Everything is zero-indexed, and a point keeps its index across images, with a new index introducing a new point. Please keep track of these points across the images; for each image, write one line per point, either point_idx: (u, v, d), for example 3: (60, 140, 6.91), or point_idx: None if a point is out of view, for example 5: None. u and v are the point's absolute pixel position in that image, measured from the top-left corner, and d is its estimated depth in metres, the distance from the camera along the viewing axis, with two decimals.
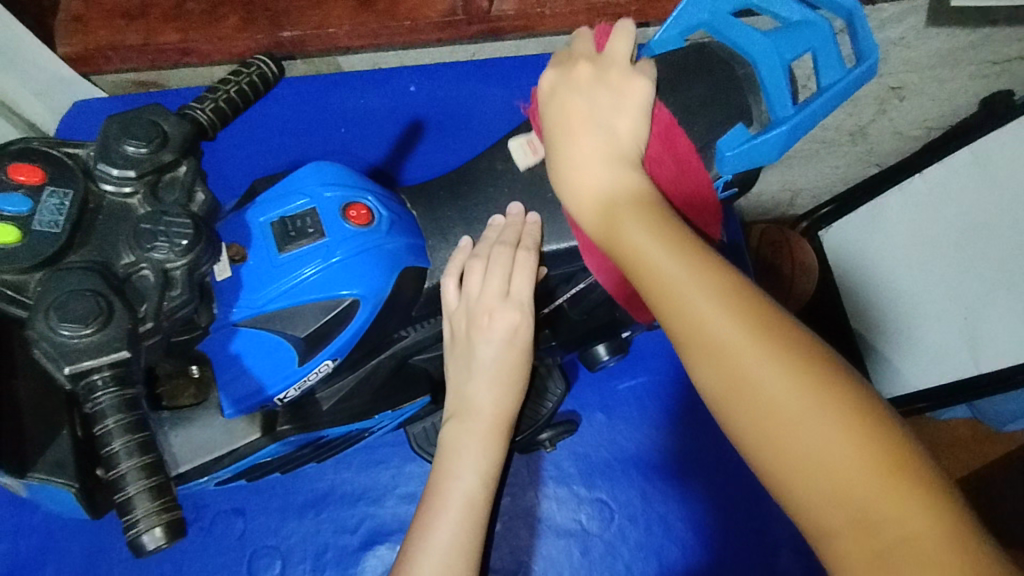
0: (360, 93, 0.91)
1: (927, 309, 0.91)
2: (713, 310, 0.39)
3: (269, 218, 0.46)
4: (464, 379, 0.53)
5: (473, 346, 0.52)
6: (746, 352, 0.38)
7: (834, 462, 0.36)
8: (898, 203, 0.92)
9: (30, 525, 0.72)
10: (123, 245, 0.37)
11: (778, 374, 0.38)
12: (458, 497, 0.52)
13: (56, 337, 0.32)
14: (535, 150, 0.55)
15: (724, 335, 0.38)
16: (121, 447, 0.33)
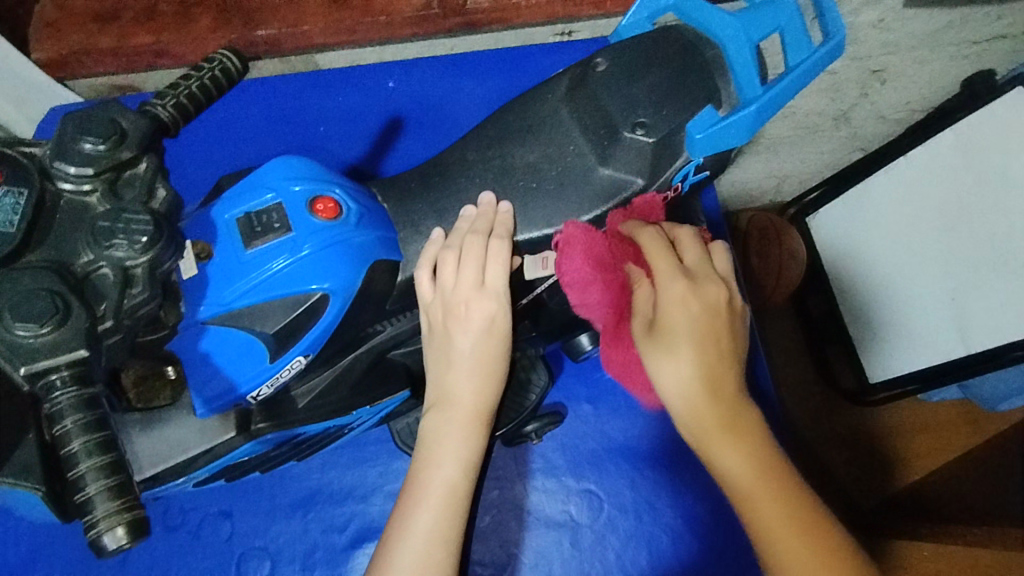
0: (338, 92, 0.90)
1: (918, 290, 0.88)
2: (733, 445, 0.48)
3: (234, 214, 0.45)
4: (441, 370, 0.53)
5: (449, 337, 0.52)
6: (759, 490, 0.47)
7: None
8: (884, 183, 0.91)
9: (16, 532, 0.71)
10: (81, 244, 0.37)
11: (770, 497, 0.47)
12: (438, 489, 0.52)
13: (10, 337, 0.32)
14: (506, 139, 0.54)
15: (738, 475, 0.47)
16: (80, 448, 0.32)
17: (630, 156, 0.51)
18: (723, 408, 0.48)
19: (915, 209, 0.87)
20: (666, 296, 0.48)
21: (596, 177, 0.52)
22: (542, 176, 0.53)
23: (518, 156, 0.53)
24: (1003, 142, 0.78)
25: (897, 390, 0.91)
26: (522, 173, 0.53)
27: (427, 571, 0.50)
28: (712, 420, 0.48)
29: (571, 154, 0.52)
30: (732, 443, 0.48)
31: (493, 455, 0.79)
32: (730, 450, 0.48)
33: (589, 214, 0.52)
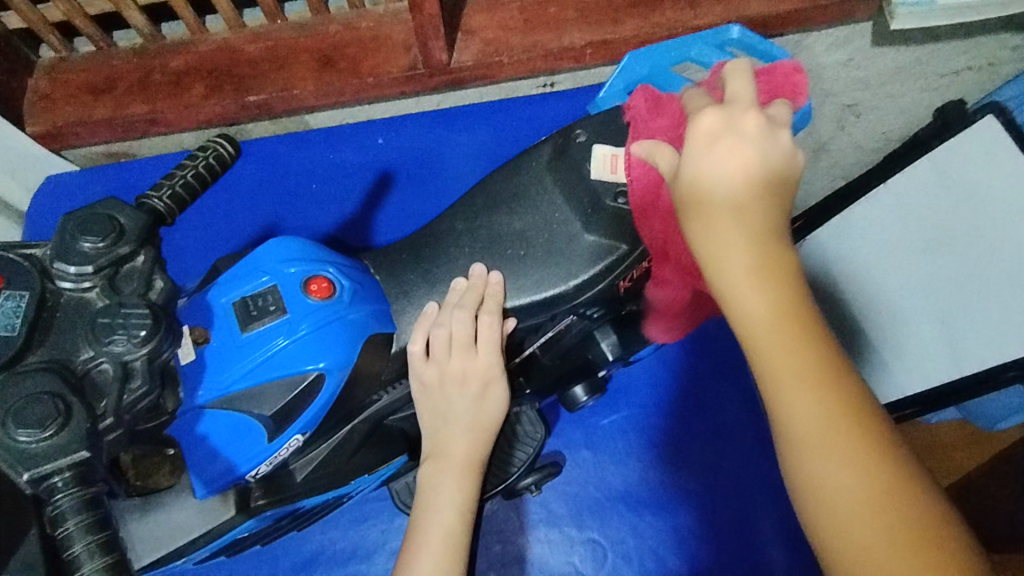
0: (330, 149, 0.92)
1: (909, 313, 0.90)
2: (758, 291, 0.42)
3: (230, 299, 0.46)
4: (440, 434, 0.56)
5: (443, 401, 0.55)
6: (772, 328, 0.42)
7: (844, 456, 0.39)
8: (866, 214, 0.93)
9: None
10: (81, 341, 0.38)
11: (796, 359, 0.41)
12: (440, 557, 0.52)
13: (14, 444, 0.33)
14: (492, 205, 0.55)
15: (756, 311, 0.42)
16: (82, 549, 0.33)
17: (612, 222, 0.53)
18: (756, 257, 0.43)
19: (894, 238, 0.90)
20: (689, 152, 0.45)
21: (583, 241, 0.53)
22: (529, 243, 0.54)
23: (505, 223, 0.55)
24: (976, 175, 0.83)
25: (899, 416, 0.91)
26: (510, 240, 0.54)
27: None
28: (743, 259, 0.43)
29: (556, 220, 0.54)
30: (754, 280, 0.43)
31: (494, 509, 0.79)
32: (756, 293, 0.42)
33: (576, 279, 0.53)
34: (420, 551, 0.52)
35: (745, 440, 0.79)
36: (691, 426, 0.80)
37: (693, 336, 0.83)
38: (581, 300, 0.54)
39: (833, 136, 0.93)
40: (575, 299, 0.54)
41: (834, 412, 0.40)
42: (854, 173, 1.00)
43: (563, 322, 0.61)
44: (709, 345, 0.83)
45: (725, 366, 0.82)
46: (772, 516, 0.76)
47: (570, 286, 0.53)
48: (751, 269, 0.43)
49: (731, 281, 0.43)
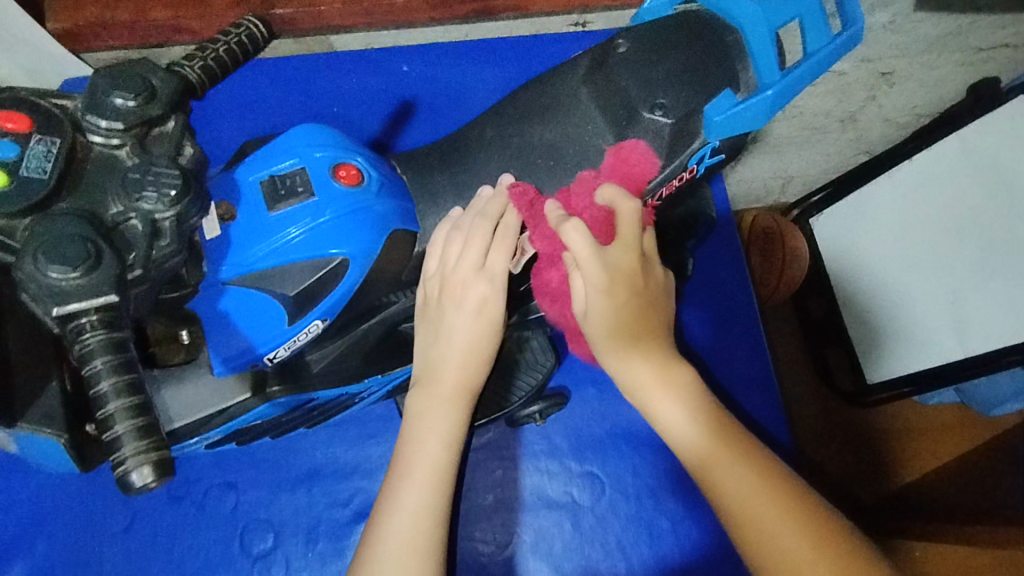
0: (354, 74, 0.91)
1: (917, 293, 0.90)
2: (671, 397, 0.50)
3: (259, 176, 0.45)
4: (429, 357, 0.53)
5: (444, 313, 0.52)
6: (686, 436, 0.49)
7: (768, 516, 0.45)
8: (885, 191, 0.93)
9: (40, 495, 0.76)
10: (111, 195, 0.37)
11: (713, 448, 0.48)
12: (428, 480, 0.50)
13: (44, 279, 0.33)
14: (524, 119, 0.54)
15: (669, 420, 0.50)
16: (109, 388, 0.33)
17: (648, 137, 0.50)
18: (656, 364, 0.50)
19: (908, 222, 0.90)
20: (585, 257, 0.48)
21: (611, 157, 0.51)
22: (560, 156, 0.53)
23: (537, 135, 0.53)
24: (1006, 152, 0.80)
25: (894, 391, 0.92)
26: (542, 151, 0.53)
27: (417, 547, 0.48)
28: (650, 377, 0.50)
29: (589, 134, 0.52)
30: (668, 396, 0.50)
31: (496, 435, 0.80)
32: (671, 399, 0.50)
33: None
34: (411, 458, 0.51)
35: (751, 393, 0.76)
36: None
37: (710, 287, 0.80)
38: None
39: (863, 106, 0.87)
40: None
41: (734, 468, 0.47)
42: (878, 149, 0.96)
43: None
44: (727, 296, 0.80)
45: (738, 315, 0.80)
46: None
47: None
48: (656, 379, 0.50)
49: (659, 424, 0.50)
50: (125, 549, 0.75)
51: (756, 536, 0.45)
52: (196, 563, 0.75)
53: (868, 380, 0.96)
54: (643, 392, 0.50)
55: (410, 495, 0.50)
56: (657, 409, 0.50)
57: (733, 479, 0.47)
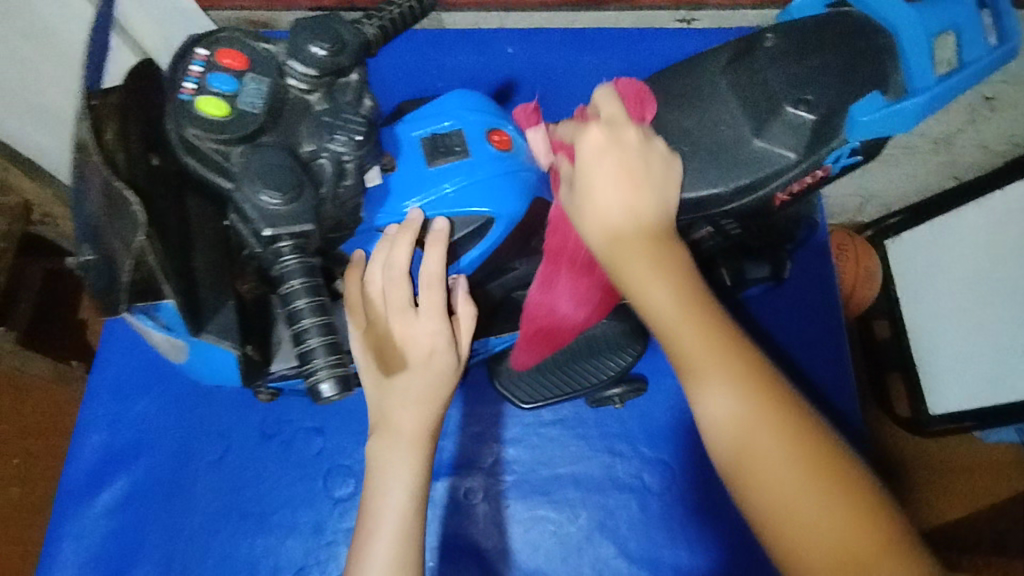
0: (459, 53, 0.92)
1: (991, 327, 0.86)
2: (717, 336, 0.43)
3: (420, 133, 0.48)
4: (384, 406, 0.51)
5: (389, 367, 0.51)
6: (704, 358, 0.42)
7: (784, 468, 0.39)
8: (973, 218, 0.90)
9: (145, 416, 0.82)
10: (304, 134, 0.40)
11: (723, 373, 0.42)
12: (399, 528, 0.50)
13: (258, 202, 0.37)
14: (658, 104, 0.56)
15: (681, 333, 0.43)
16: (304, 305, 0.37)
17: (786, 132, 0.51)
18: (667, 278, 0.45)
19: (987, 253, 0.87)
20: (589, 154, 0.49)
21: (747, 146, 0.52)
22: (692, 140, 0.54)
23: (672, 122, 0.55)
24: None
25: (957, 425, 0.93)
26: (675, 136, 0.54)
27: None
28: (655, 289, 0.44)
29: (724, 124, 0.53)
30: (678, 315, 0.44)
31: (573, 412, 0.81)
32: (686, 325, 0.43)
33: (736, 182, 0.52)
34: (378, 508, 0.50)
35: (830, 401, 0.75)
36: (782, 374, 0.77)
37: (799, 291, 0.80)
38: (731, 207, 0.54)
39: (959, 130, 0.83)
40: (726, 205, 0.54)
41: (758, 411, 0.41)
42: (968, 175, 0.92)
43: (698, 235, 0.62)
44: (814, 302, 0.80)
45: (823, 319, 0.78)
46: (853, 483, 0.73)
47: (728, 188, 0.53)
48: (667, 299, 0.44)
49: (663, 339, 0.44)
50: (214, 479, 0.79)
51: (765, 493, 0.40)
52: (281, 499, 0.79)
53: (930, 412, 0.96)
54: (643, 303, 0.45)
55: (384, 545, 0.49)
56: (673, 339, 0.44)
57: (747, 416, 0.41)
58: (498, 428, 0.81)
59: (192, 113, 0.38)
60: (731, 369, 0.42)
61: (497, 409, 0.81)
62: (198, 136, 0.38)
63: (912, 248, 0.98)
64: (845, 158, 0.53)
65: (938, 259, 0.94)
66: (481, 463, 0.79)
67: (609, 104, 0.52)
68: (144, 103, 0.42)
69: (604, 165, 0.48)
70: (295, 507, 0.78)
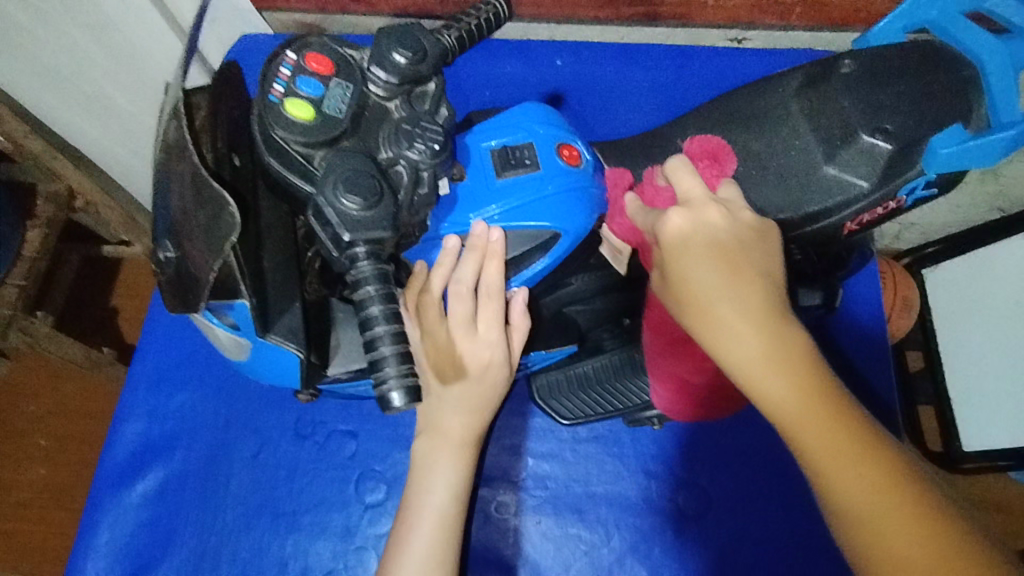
0: (505, 61, 0.87)
1: None
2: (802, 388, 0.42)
3: (490, 144, 0.48)
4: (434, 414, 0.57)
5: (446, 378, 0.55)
6: (757, 364, 0.43)
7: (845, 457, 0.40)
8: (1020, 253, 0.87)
9: (183, 409, 0.82)
10: (383, 141, 0.40)
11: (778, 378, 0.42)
12: (434, 530, 0.55)
13: (339, 206, 0.36)
14: (728, 125, 0.55)
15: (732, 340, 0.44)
16: (378, 312, 0.36)
17: (860, 160, 0.50)
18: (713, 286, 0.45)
19: None
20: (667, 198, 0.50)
21: (817, 174, 0.51)
22: (761, 164, 0.53)
23: (742, 144, 0.54)
24: None
25: (989, 465, 0.90)
26: (743, 159, 0.54)
27: None
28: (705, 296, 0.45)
29: (795, 149, 0.52)
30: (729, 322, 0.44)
31: (608, 430, 0.80)
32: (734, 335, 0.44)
33: (804, 209, 0.52)
34: (418, 508, 0.56)
35: None
36: None
37: (845, 323, 0.79)
38: (795, 233, 0.53)
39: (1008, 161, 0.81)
40: (791, 231, 0.53)
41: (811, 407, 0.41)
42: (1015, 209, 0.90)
43: None
44: (859, 336, 0.78)
45: (869, 351, 0.77)
46: None
47: (796, 215, 0.52)
48: (713, 311, 0.45)
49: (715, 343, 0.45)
50: (249, 475, 0.79)
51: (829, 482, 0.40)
52: (313, 499, 0.78)
53: (963, 449, 0.93)
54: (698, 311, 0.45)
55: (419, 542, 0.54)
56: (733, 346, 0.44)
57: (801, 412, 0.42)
58: (531, 441, 0.80)
59: (279, 114, 0.39)
60: (779, 373, 0.43)
61: (533, 422, 0.80)
62: (285, 138, 0.39)
63: (952, 280, 0.95)
64: (919, 190, 0.52)
65: (980, 292, 0.91)
66: (515, 475, 0.78)
67: (686, 180, 0.50)
68: (228, 103, 0.43)
69: (698, 260, 0.46)
70: (326, 509, 0.78)
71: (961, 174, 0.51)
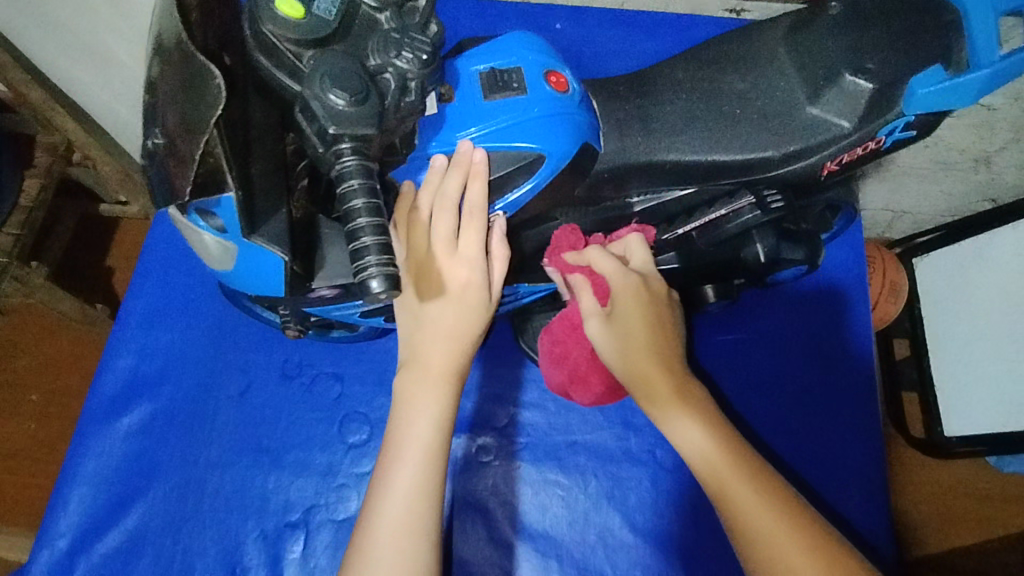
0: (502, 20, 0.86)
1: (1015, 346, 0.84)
2: (715, 447, 0.51)
3: (480, 67, 0.49)
4: (415, 341, 0.53)
5: (422, 299, 0.52)
6: (684, 415, 0.53)
7: (748, 491, 0.48)
8: (1008, 238, 0.88)
9: (171, 347, 0.83)
10: (371, 49, 0.41)
11: (701, 426, 0.52)
12: (420, 466, 0.50)
13: (325, 100, 0.37)
14: (717, 65, 0.56)
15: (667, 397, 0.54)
16: (362, 205, 0.38)
17: (842, 100, 0.51)
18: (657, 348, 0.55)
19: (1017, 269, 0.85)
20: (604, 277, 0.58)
21: (799, 113, 0.53)
22: (746, 104, 0.54)
23: (728, 83, 0.55)
24: None
25: (970, 448, 0.90)
26: (729, 98, 0.55)
27: (414, 520, 0.49)
28: (646, 354, 0.55)
29: (779, 90, 0.54)
30: (667, 380, 0.54)
31: None
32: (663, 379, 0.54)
33: (787, 147, 0.53)
34: (402, 443, 0.51)
35: (846, 399, 0.75)
36: (805, 367, 0.77)
37: (825, 290, 0.79)
38: (780, 173, 0.54)
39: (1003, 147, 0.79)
40: (776, 170, 0.54)
41: (725, 452, 0.50)
42: (1005, 198, 0.91)
43: (740, 203, 0.59)
44: (839, 303, 0.79)
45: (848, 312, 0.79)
46: (864, 494, 0.71)
47: (779, 153, 0.53)
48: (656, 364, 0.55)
49: (653, 393, 0.54)
50: (235, 413, 0.80)
51: (740, 521, 0.47)
52: (297, 438, 0.79)
53: (946, 432, 0.94)
54: (644, 364, 0.55)
55: (403, 477, 0.50)
56: (665, 404, 0.53)
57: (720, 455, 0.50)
58: (514, 390, 0.81)
59: (268, 10, 0.39)
60: (701, 425, 0.52)
61: (516, 372, 0.82)
62: (274, 34, 0.39)
63: (940, 268, 0.95)
64: (898, 132, 0.53)
65: (966, 275, 0.92)
66: (496, 423, 0.79)
67: (638, 254, 0.60)
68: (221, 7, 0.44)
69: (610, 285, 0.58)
70: (310, 448, 0.79)
71: (940, 117, 0.52)
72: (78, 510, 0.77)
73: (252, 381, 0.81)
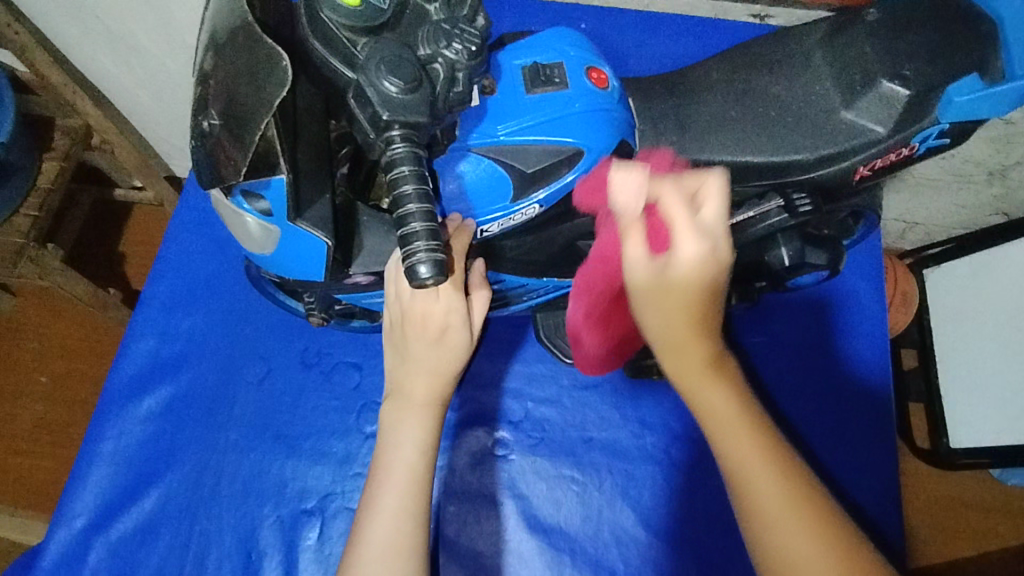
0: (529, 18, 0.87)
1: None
2: (766, 461, 0.44)
3: (522, 62, 0.50)
4: (400, 377, 0.56)
5: (406, 339, 0.56)
6: (731, 424, 0.45)
7: (797, 522, 0.42)
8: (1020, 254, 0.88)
9: (193, 331, 0.84)
10: (422, 39, 0.41)
11: (751, 437, 0.45)
12: (406, 489, 0.53)
13: (380, 86, 0.38)
14: (753, 68, 0.57)
15: (718, 403, 0.46)
16: (412, 191, 0.38)
17: (878, 105, 0.52)
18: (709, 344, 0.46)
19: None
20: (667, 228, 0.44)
21: (835, 117, 0.53)
22: (781, 107, 0.55)
23: (764, 85, 0.56)
24: None
25: (975, 461, 0.90)
26: (765, 101, 0.55)
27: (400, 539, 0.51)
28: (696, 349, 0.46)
29: (815, 94, 0.54)
30: (713, 380, 0.46)
31: (607, 379, 0.82)
32: (713, 385, 0.46)
33: (823, 150, 0.53)
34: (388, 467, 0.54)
35: (860, 405, 0.76)
36: (821, 372, 0.77)
37: (842, 297, 0.80)
38: (815, 175, 0.55)
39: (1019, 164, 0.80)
40: (810, 172, 0.54)
41: (777, 472, 0.44)
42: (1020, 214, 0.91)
43: (770, 205, 0.57)
44: (857, 309, 0.79)
45: (867, 319, 0.79)
46: (877, 500, 0.72)
47: (814, 155, 0.53)
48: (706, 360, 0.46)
49: (697, 392, 0.47)
50: (255, 399, 0.81)
51: (779, 549, 0.42)
52: (315, 426, 0.80)
53: (951, 445, 0.93)
54: (685, 356, 0.46)
55: (390, 499, 0.52)
56: (713, 407, 0.46)
57: (771, 476, 0.43)
58: (531, 385, 0.81)
59: None
60: (753, 439, 0.45)
61: (534, 368, 0.82)
62: (331, 20, 0.40)
63: (950, 281, 0.96)
64: (933, 140, 0.53)
65: (981, 287, 0.92)
66: (513, 417, 0.80)
67: (714, 200, 0.44)
68: None
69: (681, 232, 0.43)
70: (327, 436, 0.80)
71: (973, 125, 0.53)
72: (96, 491, 0.77)
73: (271, 369, 0.82)
